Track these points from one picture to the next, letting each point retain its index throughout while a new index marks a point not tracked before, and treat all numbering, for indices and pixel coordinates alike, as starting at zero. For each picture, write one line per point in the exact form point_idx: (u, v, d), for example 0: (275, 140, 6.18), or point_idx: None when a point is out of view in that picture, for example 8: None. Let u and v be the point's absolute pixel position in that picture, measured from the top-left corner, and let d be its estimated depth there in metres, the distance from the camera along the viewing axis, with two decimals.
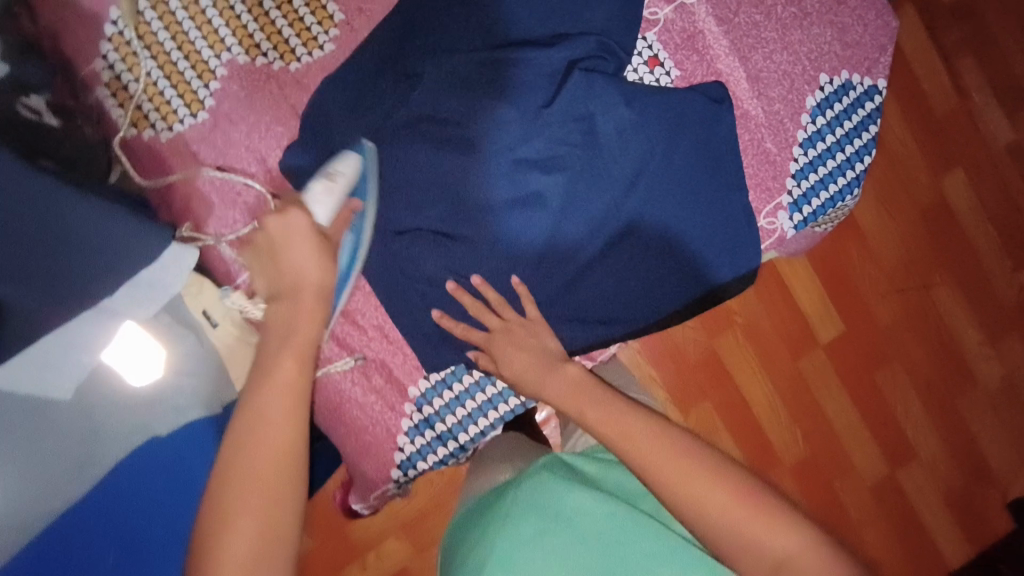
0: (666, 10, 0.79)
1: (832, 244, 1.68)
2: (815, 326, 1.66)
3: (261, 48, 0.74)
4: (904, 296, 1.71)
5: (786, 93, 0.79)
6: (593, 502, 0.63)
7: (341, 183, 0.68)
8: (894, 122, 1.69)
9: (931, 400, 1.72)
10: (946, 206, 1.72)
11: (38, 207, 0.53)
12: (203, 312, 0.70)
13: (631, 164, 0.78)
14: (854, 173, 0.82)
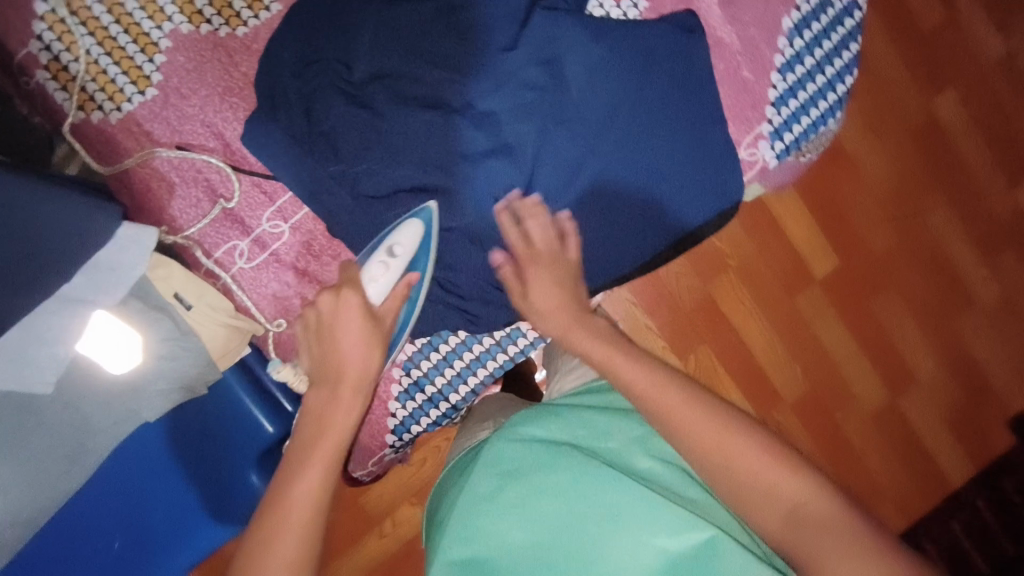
0: None
1: (822, 177, 1.65)
2: (809, 261, 1.65)
3: (204, 15, 0.70)
4: (897, 225, 1.69)
5: (759, 16, 0.76)
6: (545, 456, 0.63)
7: (396, 259, 0.69)
8: (882, 45, 1.63)
9: (928, 325, 1.73)
10: (936, 127, 1.68)
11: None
12: (175, 294, 0.66)
13: (603, 105, 0.75)
14: (836, 95, 0.79)
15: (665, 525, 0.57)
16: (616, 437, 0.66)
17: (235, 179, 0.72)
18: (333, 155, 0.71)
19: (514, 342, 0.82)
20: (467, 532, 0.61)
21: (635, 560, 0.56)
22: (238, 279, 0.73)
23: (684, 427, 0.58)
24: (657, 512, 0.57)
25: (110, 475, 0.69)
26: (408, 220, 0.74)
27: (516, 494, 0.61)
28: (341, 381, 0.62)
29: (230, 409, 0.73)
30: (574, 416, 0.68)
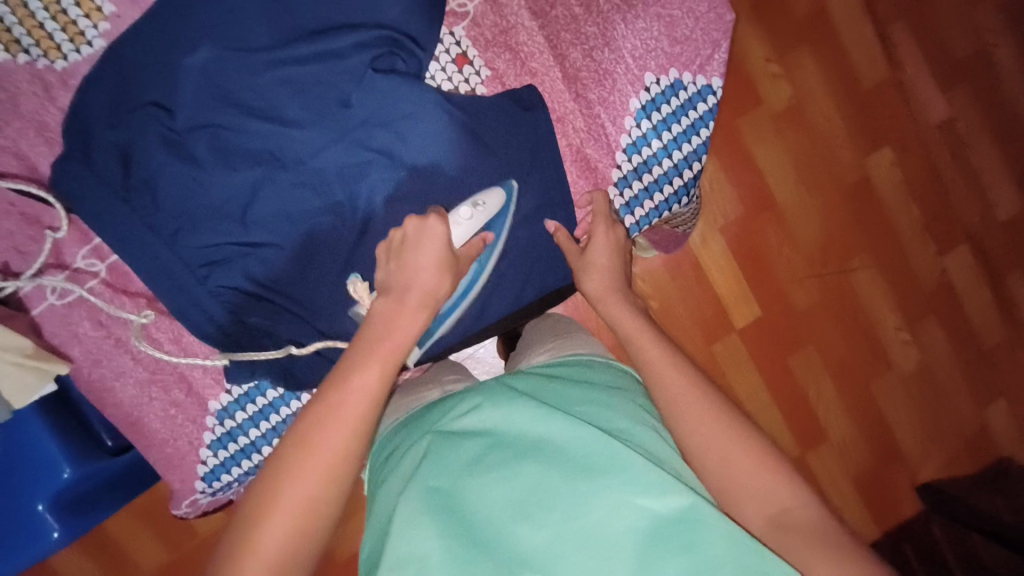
0: (476, 3, 0.73)
1: (748, 228, 1.46)
2: (729, 308, 1.46)
3: (21, 44, 0.68)
4: (821, 281, 1.50)
5: (606, 94, 0.75)
6: (532, 415, 0.56)
7: (483, 212, 0.69)
8: (818, 95, 1.47)
9: (845, 389, 1.53)
10: (869, 188, 1.52)
11: None
12: None
13: (439, 171, 0.73)
14: (683, 180, 0.78)
15: (651, 485, 0.50)
16: (594, 400, 0.60)
17: (63, 212, 0.71)
18: (148, 196, 0.70)
19: None
20: (431, 484, 0.54)
21: (616, 520, 0.49)
22: (49, 313, 0.72)
23: (676, 395, 0.60)
24: (636, 468, 0.51)
25: None
26: (222, 272, 0.72)
27: (487, 449, 0.55)
28: (405, 296, 0.60)
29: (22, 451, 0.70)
30: (565, 388, 0.62)
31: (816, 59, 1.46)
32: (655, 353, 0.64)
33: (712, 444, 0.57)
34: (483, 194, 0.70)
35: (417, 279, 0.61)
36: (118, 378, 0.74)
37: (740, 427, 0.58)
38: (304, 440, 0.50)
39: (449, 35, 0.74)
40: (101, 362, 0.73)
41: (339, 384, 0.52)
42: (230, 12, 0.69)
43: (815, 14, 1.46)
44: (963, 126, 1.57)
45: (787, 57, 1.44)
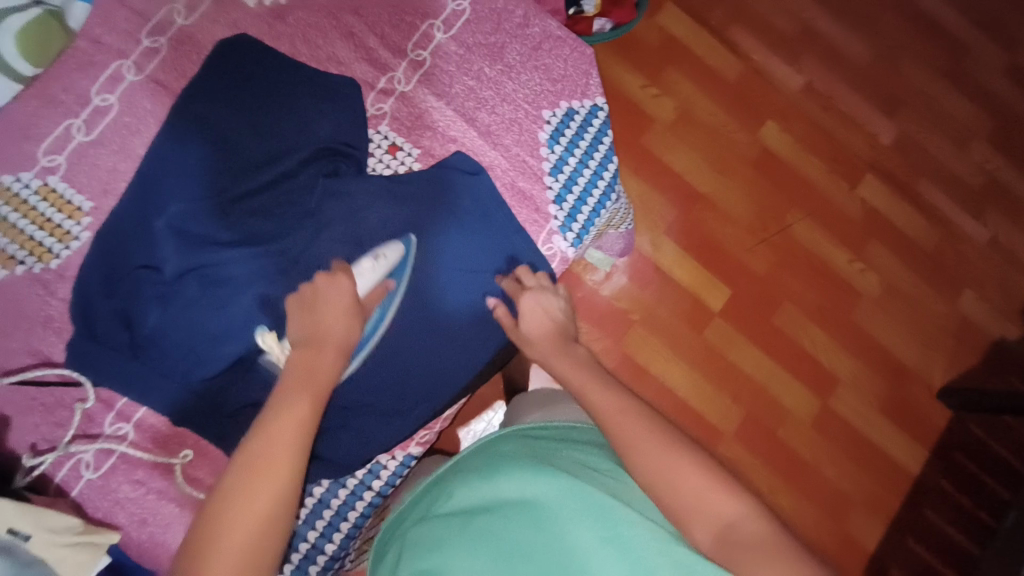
0: (389, 103, 0.88)
1: (688, 220, 1.60)
2: (700, 294, 1.56)
3: (17, 257, 0.77)
4: (769, 244, 1.61)
5: (518, 137, 0.88)
6: (522, 480, 0.62)
7: (384, 264, 0.78)
8: (699, 99, 1.67)
9: (833, 329, 1.58)
10: (772, 156, 1.67)
11: None
12: (10, 530, 0.65)
13: (401, 241, 0.84)
14: (605, 181, 0.91)
15: (627, 531, 0.57)
16: (583, 455, 0.68)
17: (87, 383, 0.76)
18: (155, 348, 0.77)
19: (376, 476, 0.86)
20: (419, 559, 0.60)
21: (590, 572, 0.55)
22: (88, 489, 0.75)
23: (612, 424, 0.62)
24: (614, 518, 0.58)
25: None
26: (238, 393, 0.78)
27: (478, 520, 0.61)
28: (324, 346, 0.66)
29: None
30: (553, 450, 0.69)
31: (683, 74, 1.68)
32: (605, 400, 0.65)
33: (629, 431, 0.60)
34: (383, 249, 0.79)
35: (325, 327, 0.69)
36: (166, 531, 0.76)
37: (670, 462, 0.56)
38: (233, 475, 0.52)
39: (377, 133, 0.88)
40: (147, 519, 0.76)
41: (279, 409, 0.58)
42: (192, 175, 0.81)
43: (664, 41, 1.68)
44: (822, 85, 1.73)
45: (658, 78, 1.67)
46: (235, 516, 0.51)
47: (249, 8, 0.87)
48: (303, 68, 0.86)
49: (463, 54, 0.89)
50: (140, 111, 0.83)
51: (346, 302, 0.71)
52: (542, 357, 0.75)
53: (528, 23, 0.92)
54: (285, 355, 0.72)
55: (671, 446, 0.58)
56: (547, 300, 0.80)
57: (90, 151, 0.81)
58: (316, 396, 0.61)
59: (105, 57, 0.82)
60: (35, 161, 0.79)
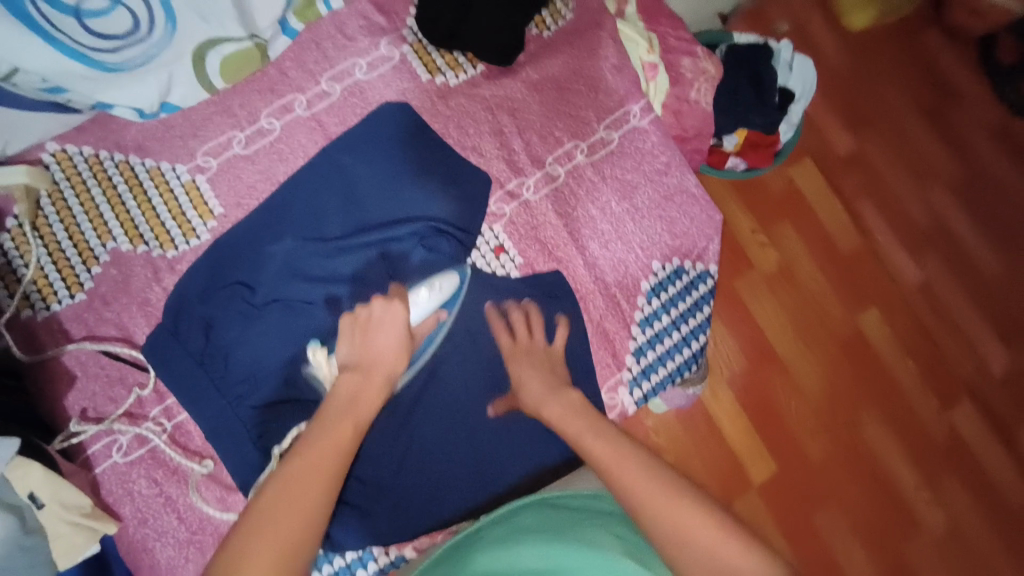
0: (511, 206, 0.89)
1: (754, 379, 1.45)
2: (747, 463, 1.40)
3: (143, 237, 0.83)
4: (834, 434, 1.46)
5: (620, 278, 0.88)
6: (545, 554, 0.62)
7: (440, 293, 0.78)
8: (805, 261, 1.54)
9: (877, 554, 1.40)
10: (865, 343, 1.52)
11: None
12: (30, 493, 0.65)
13: (472, 343, 0.84)
14: (690, 350, 0.89)
15: None
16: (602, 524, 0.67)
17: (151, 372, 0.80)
18: (222, 361, 0.80)
19: (365, 565, 0.80)
20: None
21: None
22: (111, 470, 0.77)
23: (620, 478, 0.62)
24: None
25: None
26: (275, 432, 0.79)
27: None
28: (370, 374, 0.68)
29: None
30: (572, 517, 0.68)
31: (797, 230, 1.55)
32: (606, 449, 0.65)
33: (654, 504, 0.59)
34: (438, 280, 0.79)
35: (379, 354, 0.69)
36: (159, 539, 0.77)
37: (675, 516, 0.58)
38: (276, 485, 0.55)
39: (489, 231, 0.89)
40: (146, 521, 0.77)
41: (321, 432, 0.61)
42: (312, 214, 0.86)
43: (789, 193, 1.56)
44: (940, 287, 1.58)
45: (770, 229, 1.53)
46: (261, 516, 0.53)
47: (420, 81, 0.92)
48: (446, 149, 0.90)
49: (597, 183, 0.91)
50: (294, 142, 0.89)
51: (401, 331, 0.71)
52: (535, 404, 0.75)
53: (668, 173, 0.92)
54: (331, 376, 0.74)
55: (677, 497, 0.59)
56: (541, 355, 0.80)
57: (239, 164, 0.88)
58: (356, 421, 0.63)
59: (286, 88, 0.90)
60: (192, 158, 0.87)
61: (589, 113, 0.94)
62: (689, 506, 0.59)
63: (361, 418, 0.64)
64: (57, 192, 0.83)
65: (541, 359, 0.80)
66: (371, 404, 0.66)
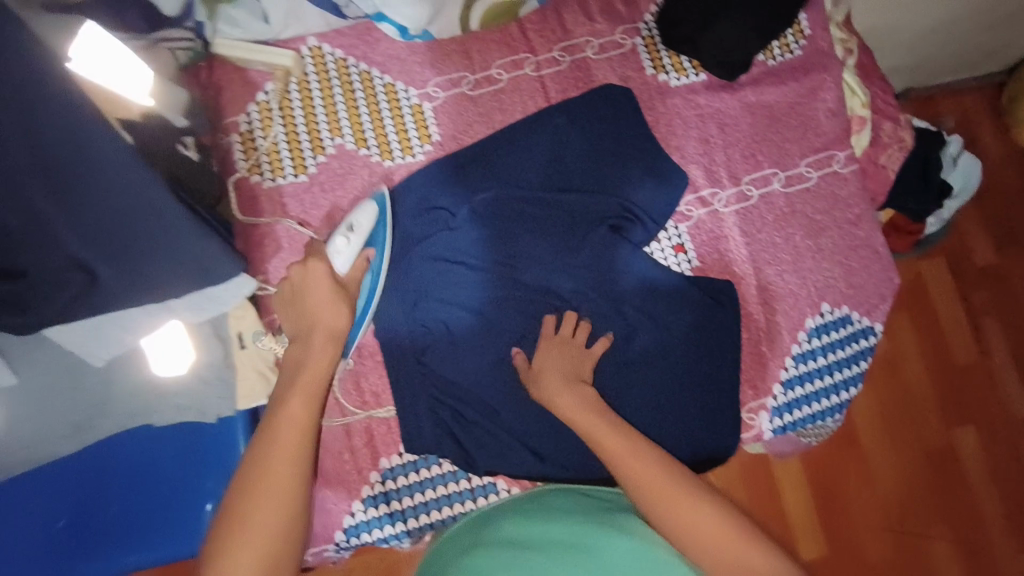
0: (699, 211, 0.92)
1: (825, 456, 1.33)
2: (794, 538, 1.29)
3: (367, 142, 0.91)
4: (896, 540, 1.31)
5: (788, 309, 0.89)
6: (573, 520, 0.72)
7: (356, 232, 0.81)
8: (913, 354, 1.39)
9: None
10: (957, 460, 1.36)
11: (91, 168, 0.53)
12: (238, 333, 0.79)
13: (634, 322, 0.87)
14: (838, 398, 0.89)
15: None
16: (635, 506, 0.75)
17: None
18: (408, 272, 0.86)
19: (485, 496, 0.85)
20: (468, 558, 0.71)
21: None
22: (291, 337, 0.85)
23: (625, 471, 0.68)
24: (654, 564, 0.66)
25: (94, 455, 0.78)
26: (435, 350, 0.85)
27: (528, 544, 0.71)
28: (312, 339, 0.72)
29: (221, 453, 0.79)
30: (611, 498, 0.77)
31: (912, 319, 1.41)
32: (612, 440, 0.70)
33: (664, 494, 0.64)
34: (354, 219, 0.82)
35: (317, 315, 0.74)
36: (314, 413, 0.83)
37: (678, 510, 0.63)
38: (240, 494, 0.61)
39: (673, 228, 0.91)
40: None
41: (272, 430, 0.65)
42: (518, 166, 0.90)
43: (914, 279, 1.43)
44: None
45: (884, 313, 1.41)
46: (235, 517, 0.60)
47: (645, 73, 0.96)
48: (654, 142, 0.93)
49: (786, 213, 0.92)
50: (516, 97, 0.94)
51: (324, 282, 0.75)
52: (548, 397, 0.77)
53: (858, 224, 0.93)
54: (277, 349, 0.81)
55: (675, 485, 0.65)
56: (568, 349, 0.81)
57: (463, 102, 0.94)
58: (309, 397, 0.68)
59: (521, 47, 0.95)
60: (423, 85, 0.93)
61: (794, 146, 0.95)
62: (700, 507, 0.64)
63: (314, 397, 0.69)
64: (306, 81, 0.90)
65: (571, 357, 0.81)
66: (321, 370, 0.71)
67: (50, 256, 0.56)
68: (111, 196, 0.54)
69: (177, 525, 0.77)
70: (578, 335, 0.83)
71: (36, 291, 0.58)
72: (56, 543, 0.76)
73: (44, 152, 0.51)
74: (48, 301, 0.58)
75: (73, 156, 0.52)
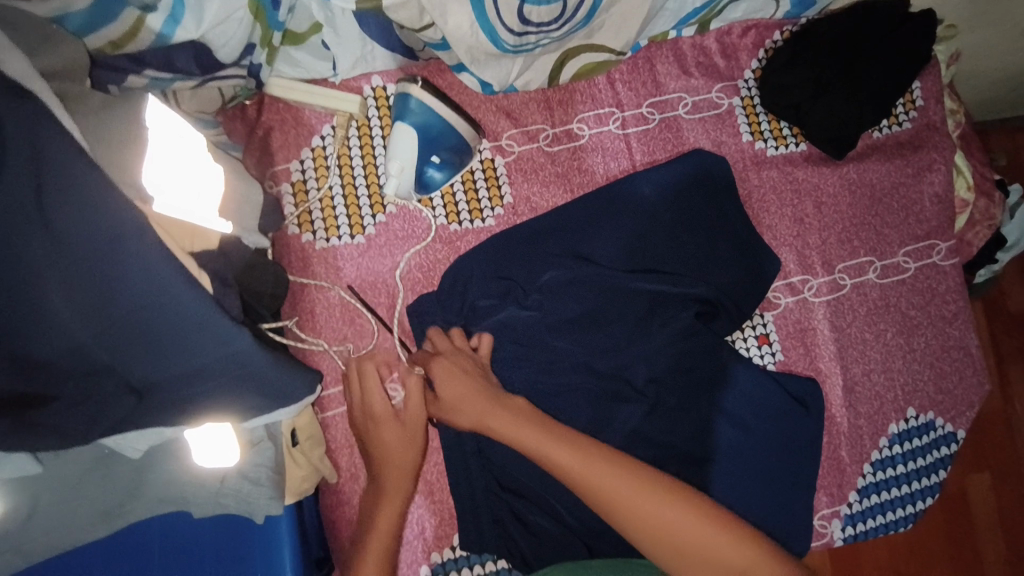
0: (788, 299, 0.85)
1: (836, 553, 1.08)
2: None
3: (432, 202, 0.81)
4: None
5: (872, 412, 0.84)
6: None
7: (407, 168, 0.75)
8: None
9: None
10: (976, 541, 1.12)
11: (147, 301, 0.43)
12: (292, 429, 0.72)
13: (711, 419, 0.80)
14: (914, 508, 0.84)
15: None
16: None
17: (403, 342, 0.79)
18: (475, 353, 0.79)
19: None
20: None
21: None
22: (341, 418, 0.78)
23: (620, 510, 0.64)
24: None
25: (125, 538, 0.72)
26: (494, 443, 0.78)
27: None
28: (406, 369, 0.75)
29: (262, 554, 0.71)
30: None
31: None
32: (613, 474, 0.65)
33: (659, 527, 0.63)
34: (394, 160, 0.74)
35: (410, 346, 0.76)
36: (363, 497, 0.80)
37: (693, 535, 0.62)
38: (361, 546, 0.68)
39: (759, 317, 0.84)
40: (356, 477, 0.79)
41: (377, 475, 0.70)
42: (600, 238, 0.82)
43: None
44: None
45: None
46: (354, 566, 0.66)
47: (741, 140, 0.87)
48: (744, 219, 0.85)
49: (879, 306, 0.86)
50: (598, 157, 0.85)
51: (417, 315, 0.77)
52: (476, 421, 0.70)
53: (954, 323, 0.87)
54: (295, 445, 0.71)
55: (673, 502, 0.64)
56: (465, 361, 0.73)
57: (539, 159, 0.84)
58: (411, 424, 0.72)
59: (606, 100, 0.86)
60: (497, 137, 0.83)
61: (893, 232, 0.88)
62: (699, 514, 0.63)
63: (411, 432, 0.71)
64: (368, 127, 0.80)
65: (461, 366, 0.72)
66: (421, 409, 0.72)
67: (101, 383, 0.46)
68: (172, 339, 0.45)
69: None
70: (467, 346, 0.75)
71: (76, 419, 0.46)
72: None
73: (106, 278, 0.42)
74: (87, 428, 0.48)
75: (128, 290, 0.42)
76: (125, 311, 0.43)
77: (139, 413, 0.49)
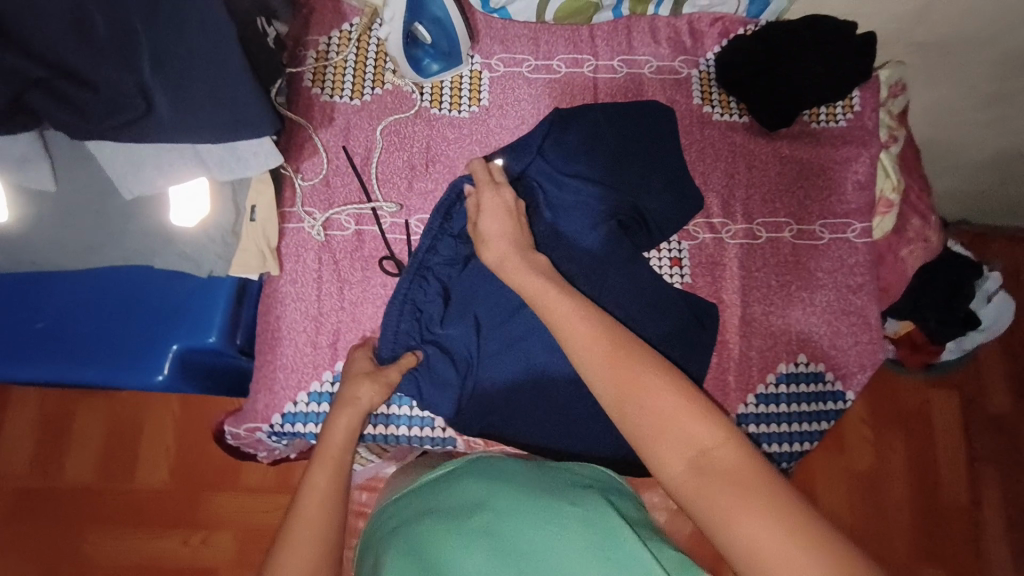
0: (705, 235, 0.95)
1: None
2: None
3: (422, 89, 0.99)
4: None
5: (764, 348, 0.91)
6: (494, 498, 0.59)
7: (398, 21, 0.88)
8: (893, 473, 1.32)
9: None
10: None
11: (185, 16, 0.67)
12: (252, 206, 0.86)
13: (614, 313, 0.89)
14: (790, 447, 0.90)
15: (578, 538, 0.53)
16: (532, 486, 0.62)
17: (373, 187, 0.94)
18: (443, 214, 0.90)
19: (419, 426, 0.92)
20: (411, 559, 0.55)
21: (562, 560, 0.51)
22: (298, 232, 0.91)
23: (627, 396, 0.57)
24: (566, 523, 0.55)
25: (91, 281, 0.84)
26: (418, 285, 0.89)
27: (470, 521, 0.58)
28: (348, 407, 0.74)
29: (195, 313, 0.84)
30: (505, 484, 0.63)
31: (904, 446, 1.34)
32: (607, 352, 0.61)
33: (664, 428, 0.54)
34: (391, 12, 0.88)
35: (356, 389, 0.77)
36: (292, 300, 0.90)
37: (703, 439, 0.53)
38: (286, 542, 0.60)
39: (675, 242, 0.95)
40: (293, 282, 0.90)
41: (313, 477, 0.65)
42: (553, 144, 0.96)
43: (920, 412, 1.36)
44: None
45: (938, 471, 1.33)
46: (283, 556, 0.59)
47: (692, 102, 1.02)
48: (681, 161, 0.97)
49: (788, 261, 0.95)
50: (567, 90, 1.01)
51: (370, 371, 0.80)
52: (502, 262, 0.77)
53: (857, 293, 0.95)
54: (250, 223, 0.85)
55: (694, 400, 0.55)
56: (509, 201, 0.81)
57: (518, 80, 1.01)
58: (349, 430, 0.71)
59: (586, 48, 1.03)
60: (487, 56, 1.01)
61: (815, 205, 0.98)
62: (719, 426, 0.54)
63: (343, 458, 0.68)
64: None
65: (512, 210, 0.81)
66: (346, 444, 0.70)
67: (124, 75, 0.67)
68: (195, 51, 0.68)
69: (132, 364, 0.82)
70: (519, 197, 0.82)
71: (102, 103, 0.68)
72: (26, 341, 0.82)
73: None
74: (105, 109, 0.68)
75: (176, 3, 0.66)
76: (169, 19, 0.66)
77: (148, 118, 0.70)
